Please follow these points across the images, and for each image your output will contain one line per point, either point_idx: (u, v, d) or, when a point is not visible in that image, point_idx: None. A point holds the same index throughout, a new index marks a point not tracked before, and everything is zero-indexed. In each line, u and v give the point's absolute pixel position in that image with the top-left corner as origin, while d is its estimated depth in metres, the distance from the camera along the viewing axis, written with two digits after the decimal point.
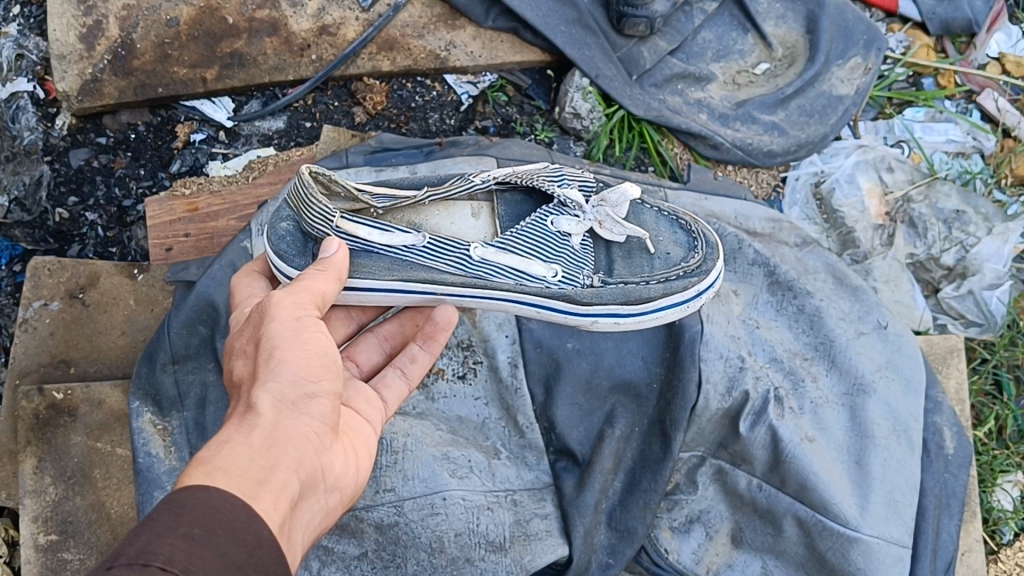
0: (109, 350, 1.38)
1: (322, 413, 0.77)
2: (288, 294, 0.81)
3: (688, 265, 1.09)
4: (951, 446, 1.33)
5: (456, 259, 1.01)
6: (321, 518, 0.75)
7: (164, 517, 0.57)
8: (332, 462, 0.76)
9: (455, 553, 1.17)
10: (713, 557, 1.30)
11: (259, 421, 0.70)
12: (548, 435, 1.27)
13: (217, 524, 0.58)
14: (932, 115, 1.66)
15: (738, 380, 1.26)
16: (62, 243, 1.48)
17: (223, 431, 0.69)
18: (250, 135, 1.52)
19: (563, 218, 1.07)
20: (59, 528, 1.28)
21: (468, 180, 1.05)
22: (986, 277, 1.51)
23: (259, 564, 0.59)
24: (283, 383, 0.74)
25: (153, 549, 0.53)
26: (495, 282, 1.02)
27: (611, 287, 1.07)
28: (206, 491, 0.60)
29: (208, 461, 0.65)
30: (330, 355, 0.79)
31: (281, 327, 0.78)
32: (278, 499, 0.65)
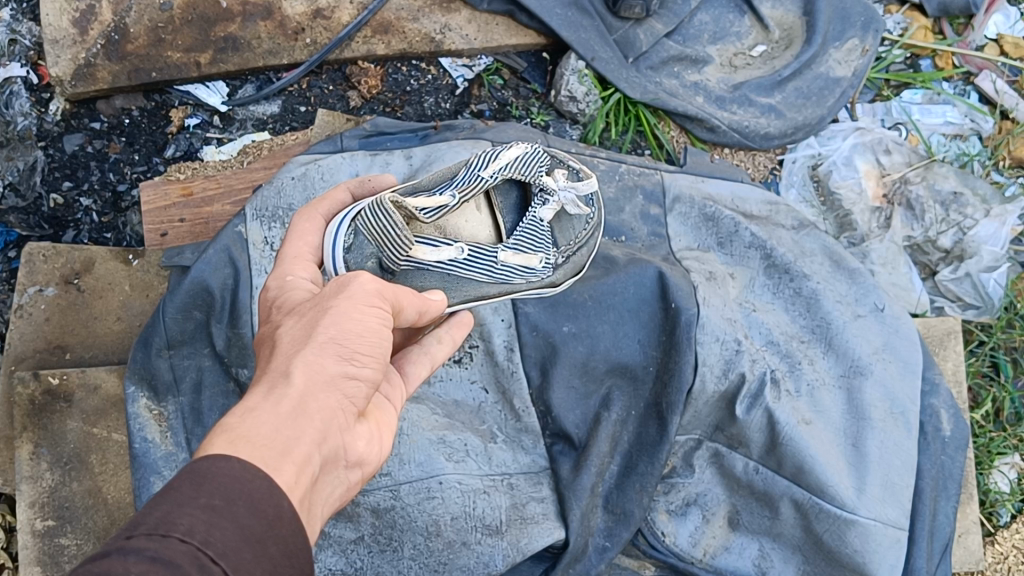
0: (103, 336, 1.37)
1: (357, 395, 0.72)
2: (374, 279, 0.77)
3: (596, 222, 1.17)
4: (948, 428, 1.33)
5: (489, 267, 0.97)
6: (337, 493, 0.71)
7: (184, 487, 0.55)
8: (355, 444, 0.71)
9: (451, 536, 1.17)
10: (710, 540, 1.31)
11: (288, 390, 0.66)
12: (544, 419, 1.26)
13: (239, 495, 0.57)
14: (930, 97, 1.65)
15: (734, 363, 1.25)
16: (57, 228, 1.47)
17: (250, 396, 0.65)
18: (244, 119, 1.52)
19: (545, 207, 1.05)
20: (56, 513, 1.28)
21: (480, 176, 0.99)
22: (984, 260, 1.50)
23: (278, 537, 0.57)
24: (327, 357, 0.69)
25: (174, 519, 0.53)
26: (513, 282, 1.02)
27: (569, 261, 1.13)
28: (227, 461, 0.58)
29: (233, 426, 0.62)
30: (383, 347, 0.74)
31: (348, 305, 0.73)
32: (299, 475, 0.62)
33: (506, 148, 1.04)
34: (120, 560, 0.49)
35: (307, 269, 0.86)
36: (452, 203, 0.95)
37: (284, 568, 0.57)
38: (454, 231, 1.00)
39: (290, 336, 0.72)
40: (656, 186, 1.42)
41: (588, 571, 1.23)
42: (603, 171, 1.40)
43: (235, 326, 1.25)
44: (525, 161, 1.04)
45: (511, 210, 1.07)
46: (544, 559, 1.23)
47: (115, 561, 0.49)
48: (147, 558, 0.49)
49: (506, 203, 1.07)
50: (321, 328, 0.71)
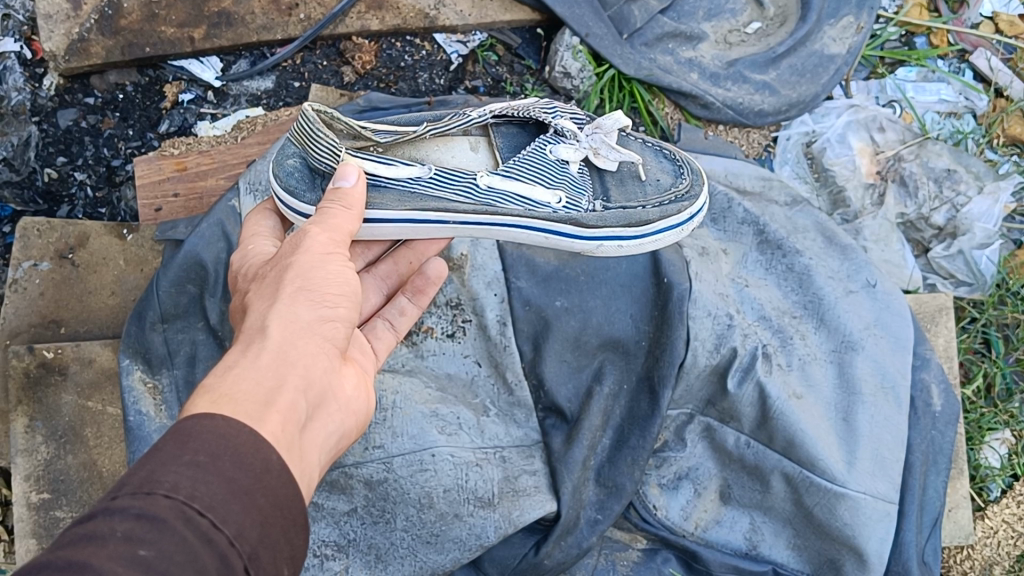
0: (98, 310, 1.38)
1: (336, 336, 0.78)
2: (323, 230, 0.83)
3: (679, 189, 1.11)
4: (938, 402, 1.33)
5: (464, 188, 1.01)
6: (337, 440, 0.76)
7: (170, 446, 0.59)
8: (343, 384, 0.77)
9: (443, 508, 1.18)
10: (702, 513, 1.32)
11: (264, 346, 0.72)
12: (536, 393, 1.27)
13: (224, 450, 0.60)
14: (925, 75, 1.65)
15: (726, 337, 1.26)
16: (51, 204, 1.47)
17: (228, 358, 0.71)
18: (238, 95, 1.52)
19: (560, 146, 1.09)
20: (51, 486, 1.29)
21: (464, 112, 1.05)
22: (976, 237, 1.51)
23: (267, 488, 0.61)
24: (300, 307, 0.76)
25: (159, 478, 0.56)
26: (503, 209, 1.03)
27: (614, 211, 1.08)
28: (211, 420, 0.62)
29: (218, 386, 0.66)
30: (350, 288, 0.81)
31: (308, 257, 0.80)
32: (286, 421, 0.67)
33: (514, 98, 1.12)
34: (106, 520, 0.53)
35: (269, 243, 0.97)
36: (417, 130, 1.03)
37: (275, 518, 0.60)
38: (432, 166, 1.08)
39: (262, 301, 0.78)
40: None
41: (580, 544, 1.23)
42: None
43: (228, 300, 1.25)
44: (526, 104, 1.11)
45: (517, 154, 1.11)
46: (536, 531, 1.24)
47: (101, 521, 0.53)
48: (132, 516, 0.54)
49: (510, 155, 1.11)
50: (287, 282, 0.78)
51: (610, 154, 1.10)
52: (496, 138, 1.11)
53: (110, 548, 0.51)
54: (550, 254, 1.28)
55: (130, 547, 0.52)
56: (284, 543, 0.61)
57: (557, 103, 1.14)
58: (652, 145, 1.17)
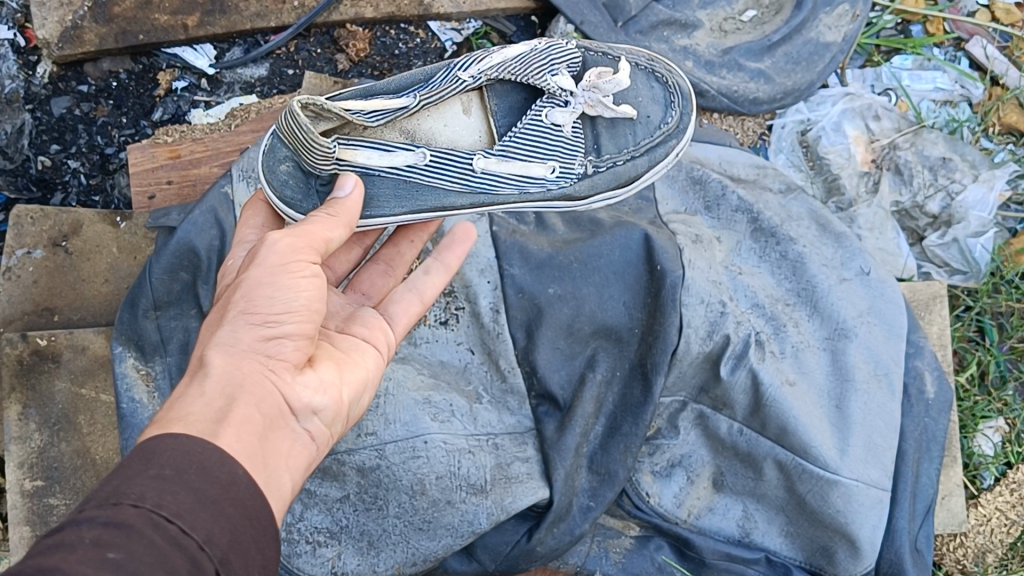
0: (92, 298, 1.38)
1: (290, 348, 0.80)
2: None
3: (670, 127, 1.16)
4: (932, 390, 1.33)
5: (459, 175, 1.04)
6: (303, 444, 0.79)
7: (134, 464, 0.63)
8: (302, 391, 0.79)
9: (435, 495, 1.18)
10: (694, 500, 1.33)
11: (211, 370, 0.75)
12: (529, 380, 1.27)
13: (189, 465, 0.64)
14: (921, 63, 1.65)
15: (719, 325, 1.25)
16: (45, 192, 1.48)
17: (179, 386, 0.74)
18: (232, 82, 1.52)
19: (557, 112, 1.09)
20: (45, 473, 1.29)
21: (456, 78, 1.04)
22: (971, 225, 1.50)
23: (234, 499, 0.64)
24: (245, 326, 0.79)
25: (126, 489, 0.60)
26: (500, 194, 1.06)
27: (604, 174, 1.13)
28: (175, 438, 0.65)
29: (166, 415, 0.69)
30: (305, 299, 0.81)
31: (260, 273, 0.81)
32: (240, 435, 0.70)
33: (506, 49, 1.09)
34: (75, 529, 0.57)
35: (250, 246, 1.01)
36: (412, 103, 1.01)
37: (244, 527, 0.64)
38: (425, 135, 1.08)
39: (213, 323, 0.81)
40: None
41: (572, 531, 1.23)
42: None
43: None
44: (523, 63, 1.08)
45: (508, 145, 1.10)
46: (529, 519, 1.24)
47: (70, 531, 0.56)
48: (99, 524, 0.57)
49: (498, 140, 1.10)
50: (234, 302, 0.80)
51: (604, 110, 1.12)
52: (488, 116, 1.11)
53: (81, 552, 0.55)
54: (544, 243, 1.29)
55: (100, 550, 0.55)
56: (256, 553, 0.64)
57: (551, 49, 1.10)
58: (642, 67, 1.17)
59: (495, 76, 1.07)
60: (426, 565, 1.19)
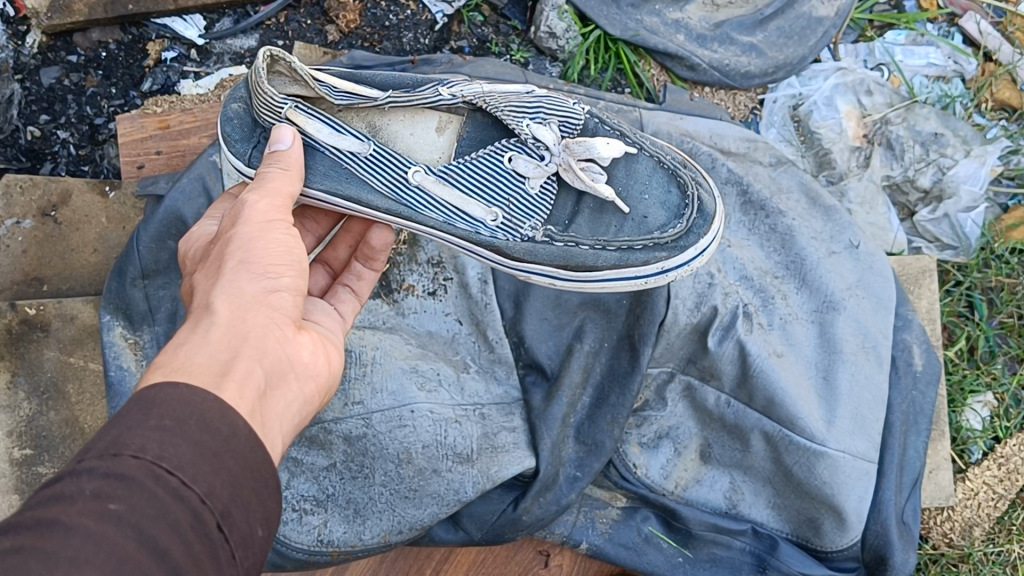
0: (81, 267, 1.37)
1: (286, 305, 0.79)
2: (262, 198, 0.86)
3: (661, 238, 1.06)
4: (920, 362, 1.34)
5: (393, 182, 1.03)
6: (299, 406, 0.76)
7: (133, 412, 0.59)
8: (299, 352, 0.78)
9: (422, 463, 1.18)
10: (682, 472, 1.33)
11: (215, 319, 0.72)
12: (516, 350, 1.27)
13: (190, 415, 0.60)
14: (914, 38, 1.63)
15: (707, 296, 1.25)
16: (34, 162, 1.48)
17: (180, 333, 0.70)
18: (222, 53, 1.51)
19: (520, 158, 1.06)
20: (34, 442, 1.28)
21: (435, 91, 1.04)
22: (962, 201, 1.50)
23: (236, 451, 0.61)
24: (244, 280, 0.77)
25: (125, 440, 0.57)
26: (422, 215, 1.04)
27: (554, 245, 1.07)
28: (175, 387, 0.61)
29: (170, 362, 0.66)
30: (296, 256, 0.82)
31: (251, 227, 0.81)
32: (244, 389, 0.66)
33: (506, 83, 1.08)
34: (74, 480, 0.54)
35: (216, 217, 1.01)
36: (379, 98, 1.03)
37: (246, 479, 0.61)
38: (387, 135, 1.09)
39: (208, 277, 0.79)
40: (633, 122, 1.40)
41: (559, 501, 1.24)
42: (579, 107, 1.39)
43: None
44: (511, 95, 1.07)
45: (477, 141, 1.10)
46: (515, 488, 1.24)
47: (69, 482, 0.54)
48: (99, 476, 0.54)
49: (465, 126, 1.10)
50: (230, 256, 0.79)
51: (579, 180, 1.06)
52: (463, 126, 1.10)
53: (81, 505, 0.53)
54: None
55: (101, 502, 0.53)
56: (257, 505, 0.61)
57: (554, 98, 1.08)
58: (666, 167, 1.10)
59: (471, 99, 1.06)
60: (412, 533, 1.20)
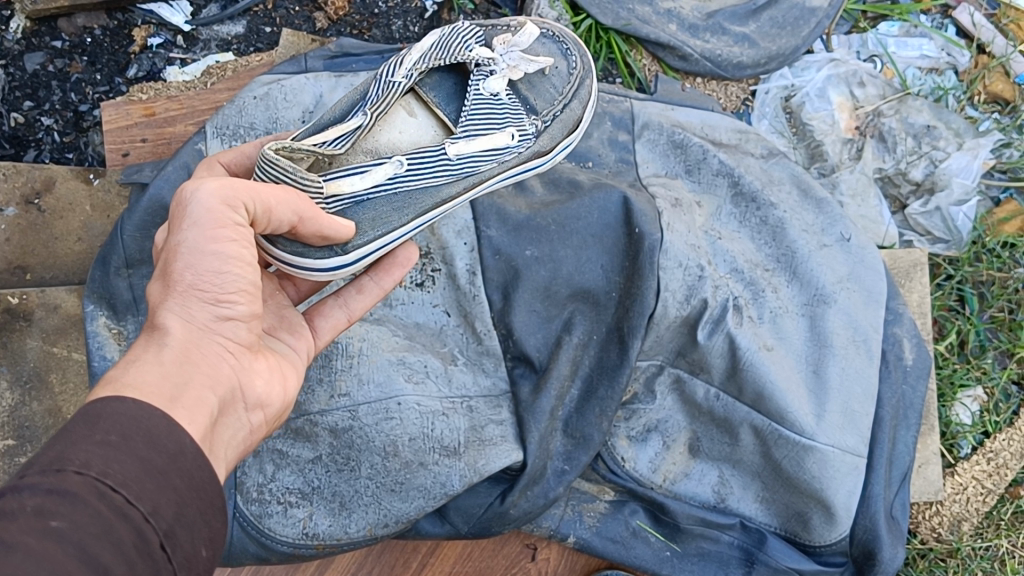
0: (65, 256, 1.35)
1: (237, 332, 0.77)
2: (218, 185, 0.75)
3: (578, 72, 1.15)
4: (910, 356, 1.33)
5: (442, 166, 1.00)
6: (247, 434, 0.79)
7: (79, 427, 0.60)
8: (253, 381, 0.79)
9: (408, 456, 1.17)
10: (670, 466, 1.32)
11: (167, 342, 0.72)
12: (505, 342, 1.25)
13: (135, 432, 0.61)
14: (907, 30, 1.62)
15: (697, 288, 1.23)
16: (18, 148, 1.45)
17: (133, 351, 0.71)
18: (208, 39, 1.50)
19: (490, 79, 1.06)
20: (16, 432, 1.25)
21: (393, 81, 1.01)
22: (954, 193, 1.50)
23: (181, 469, 0.62)
24: (198, 309, 0.74)
25: (70, 455, 0.57)
26: (482, 170, 1.04)
27: (555, 126, 1.11)
28: (121, 402, 0.62)
29: (117, 379, 0.67)
30: (251, 275, 0.76)
31: (199, 236, 0.73)
32: (194, 413, 0.68)
33: (419, 41, 1.07)
34: (16, 496, 0.54)
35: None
36: (365, 123, 0.96)
37: (190, 498, 0.62)
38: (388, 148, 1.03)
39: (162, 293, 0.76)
40: (625, 112, 1.40)
41: (546, 494, 1.23)
42: None
43: None
44: (443, 45, 1.07)
45: (448, 99, 1.09)
46: (502, 481, 1.23)
47: (12, 498, 0.54)
48: (42, 491, 0.54)
49: (442, 95, 1.09)
50: (179, 275, 0.74)
51: (527, 67, 1.10)
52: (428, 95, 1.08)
53: (22, 521, 0.52)
54: (521, 205, 1.27)
55: (43, 519, 0.53)
56: (202, 524, 0.63)
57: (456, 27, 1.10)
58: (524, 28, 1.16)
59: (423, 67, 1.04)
60: (397, 526, 1.19)
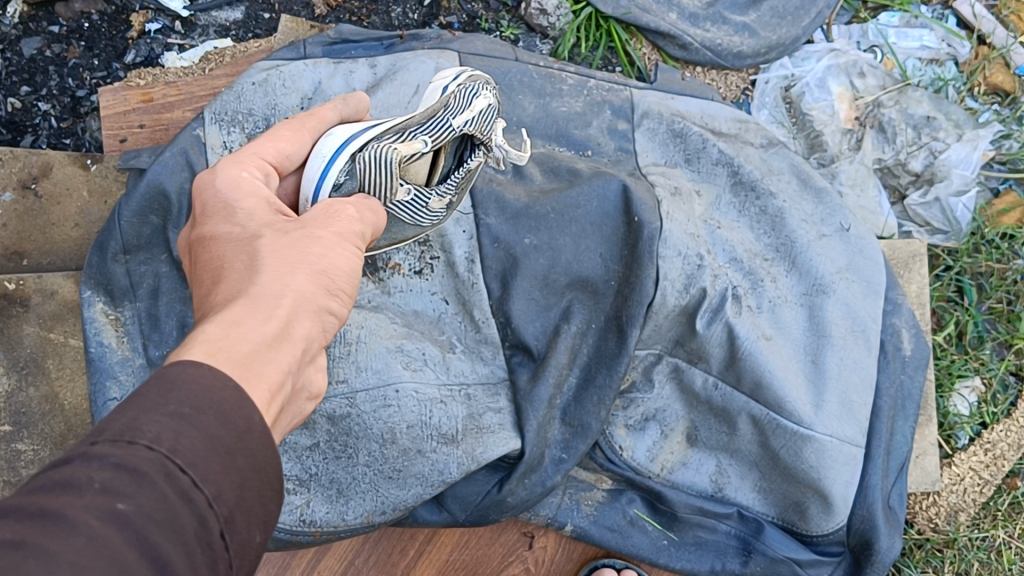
0: (61, 242, 1.35)
1: (329, 327, 0.74)
2: (358, 217, 0.83)
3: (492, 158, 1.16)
4: (908, 347, 1.33)
5: (416, 211, 1.03)
6: (290, 423, 0.73)
7: (152, 393, 0.55)
8: (315, 371, 0.74)
9: (406, 444, 1.16)
10: (668, 455, 1.32)
11: (274, 309, 0.68)
12: (503, 330, 1.25)
13: (209, 406, 0.56)
14: (908, 21, 1.61)
15: (695, 278, 1.23)
16: (14, 133, 1.45)
17: (235, 309, 0.66)
18: (207, 25, 1.50)
19: (477, 158, 1.09)
20: (13, 418, 1.24)
21: (451, 128, 1.03)
22: (953, 184, 1.50)
23: (248, 450, 0.57)
24: (308, 288, 0.71)
25: (140, 426, 0.52)
26: (420, 225, 1.07)
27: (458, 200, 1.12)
28: (200, 369, 0.58)
29: (218, 339, 0.62)
30: (351, 289, 0.77)
31: (334, 242, 0.77)
32: (276, 397, 0.63)
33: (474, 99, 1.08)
34: (83, 466, 0.49)
35: (258, 166, 0.85)
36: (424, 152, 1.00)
37: (253, 482, 0.57)
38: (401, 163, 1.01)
39: (269, 257, 0.72)
40: (625, 102, 1.38)
41: (543, 483, 1.23)
42: (570, 86, 1.37)
43: None
44: (485, 114, 1.08)
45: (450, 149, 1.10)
46: (499, 469, 1.23)
47: (77, 468, 0.49)
48: (110, 465, 0.50)
49: (451, 148, 1.09)
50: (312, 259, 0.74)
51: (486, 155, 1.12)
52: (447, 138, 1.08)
53: (87, 498, 0.48)
54: (520, 192, 1.26)
55: (108, 499, 0.48)
56: (260, 509, 0.58)
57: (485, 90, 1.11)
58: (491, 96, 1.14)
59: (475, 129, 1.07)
60: (395, 513, 1.19)
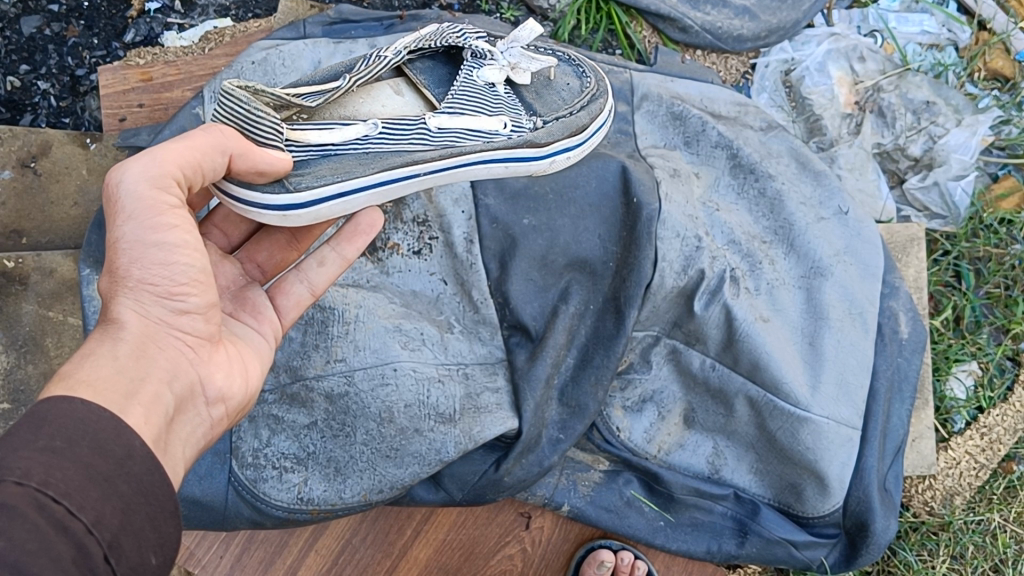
0: (62, 220, 1.35)
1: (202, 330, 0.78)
2: (143, 161, 0.73)
3: (590, 88, 1.16)
4: (906, 330, 1.34)
5: (419, 134, 0.96)
6: (203, 431, 0.78)
7: (22, 430, 0.57)
8: (212, 373, 0.79)
9: (404, 423, 1.17)
10: (665, 437, 1.33)
11: (121, 335, 0.71)
12: (502, 311, 1.25)
13: (82, 437, 0.58)
14: (908, 6, 1.61)
15: (694, 259, 1.23)
16: (14, 112, 1.44)
17: (86, 344, 0.70)
18: (206, 5, 1.49)
19: (484, 70, 1.07)
20: (12, 396, 1.25)
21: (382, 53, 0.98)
22: (953, 168, 1.50)
23: (129, 474, 0.59)
24: (152, 303, 0.74)
25: (11, 464, 0.54)
26: (464, 145, 0.99)
27: (554, 124, 1.09)
28: (70, 404, 0.60)
29: (72, 375, 0.65)
30: (200, 262, 0.75)
31: (136, 230, 0.73)
32: (148, 411, 0.67)
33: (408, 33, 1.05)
34: None
35: None
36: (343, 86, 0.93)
37: (138, 504, 0.59)
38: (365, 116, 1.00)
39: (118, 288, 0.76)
40: (624, 84, 1.38)
41: (540, 462, 1.23)
42: None
43: None
44: (439, 33, 1.07)
45: (438, 82, 1.08)
46: (497, 449, 1.23)
47: None
48: None
49: (432, 79, 1.08)
50: (126, 270, 0.73)
51: (529, 65, 1.10)
52: (416, 76, 1.06)
53: None
54: None
55: None
56: (151, 531, 0.60)
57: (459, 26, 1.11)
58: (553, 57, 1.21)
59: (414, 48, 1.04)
60: (392, 492, 1.19)
